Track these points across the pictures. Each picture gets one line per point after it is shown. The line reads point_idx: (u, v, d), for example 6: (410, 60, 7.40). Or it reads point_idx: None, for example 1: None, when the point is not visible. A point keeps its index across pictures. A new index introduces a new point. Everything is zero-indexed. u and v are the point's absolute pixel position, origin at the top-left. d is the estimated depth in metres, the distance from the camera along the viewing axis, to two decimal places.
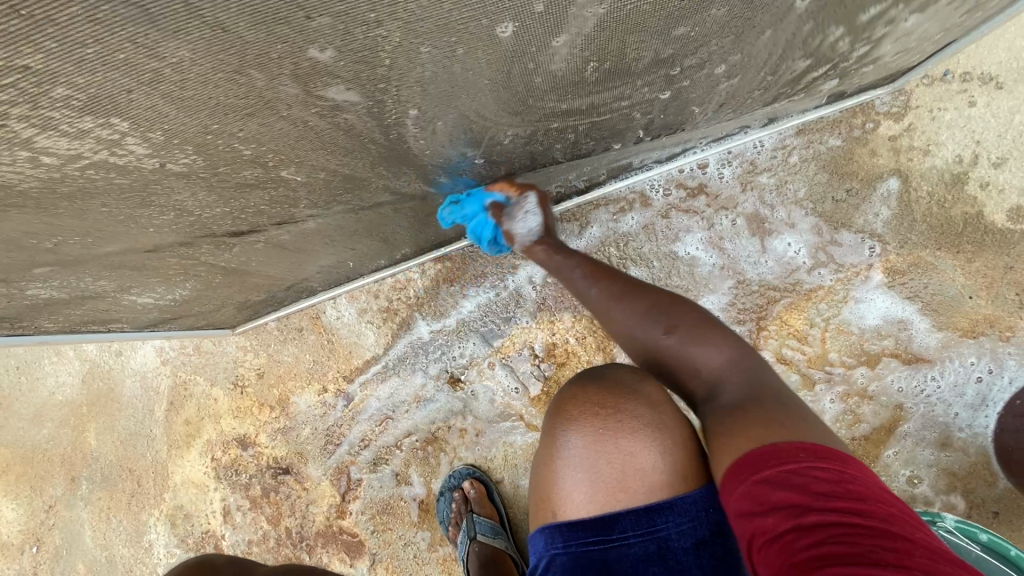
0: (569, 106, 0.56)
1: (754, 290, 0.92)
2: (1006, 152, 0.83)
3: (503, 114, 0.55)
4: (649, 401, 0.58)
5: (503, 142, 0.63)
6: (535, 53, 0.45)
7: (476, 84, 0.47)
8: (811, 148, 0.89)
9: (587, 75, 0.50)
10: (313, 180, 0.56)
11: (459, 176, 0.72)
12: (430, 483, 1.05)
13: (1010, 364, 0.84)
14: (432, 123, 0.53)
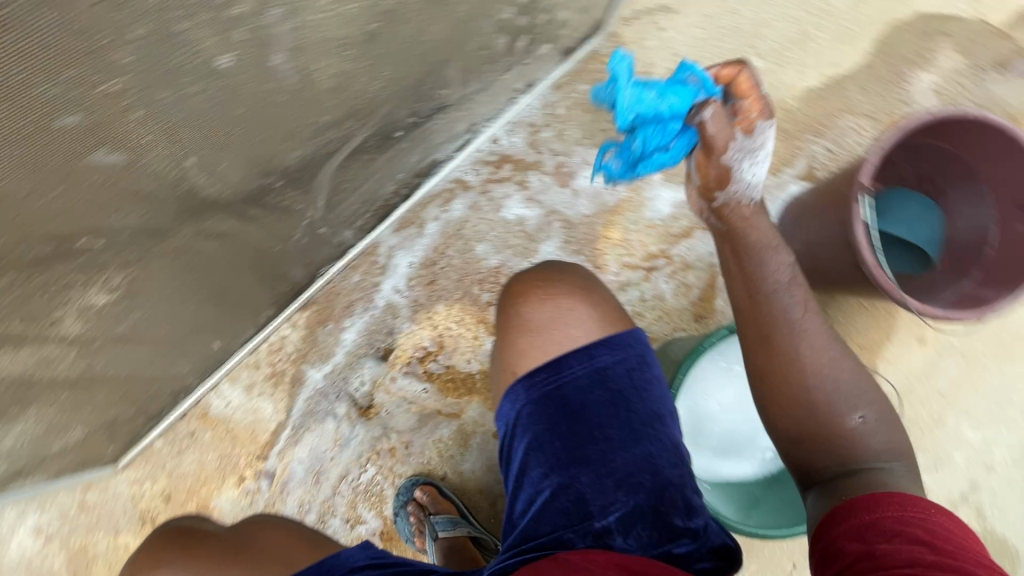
0: (332, 120, 0.65)
1: (576, 222, 1.08)
2: (698, 55, 1.09)
3: (279, 143, 0.63)
4: (578, 276, 0.78)
5: (294, 170, 0.70)
6: (262, 76, 0.53)
7: (232, 119, 0.54)
8: (569, 97, 1.07)
9: (322, 85, 0.59)
10: (131, 256, 0.61)
11: (276, 215, 0.79)
12: (383, 511, 1.07)
13: (765, 203, 1.10)
14: (215, 167, 0.58)
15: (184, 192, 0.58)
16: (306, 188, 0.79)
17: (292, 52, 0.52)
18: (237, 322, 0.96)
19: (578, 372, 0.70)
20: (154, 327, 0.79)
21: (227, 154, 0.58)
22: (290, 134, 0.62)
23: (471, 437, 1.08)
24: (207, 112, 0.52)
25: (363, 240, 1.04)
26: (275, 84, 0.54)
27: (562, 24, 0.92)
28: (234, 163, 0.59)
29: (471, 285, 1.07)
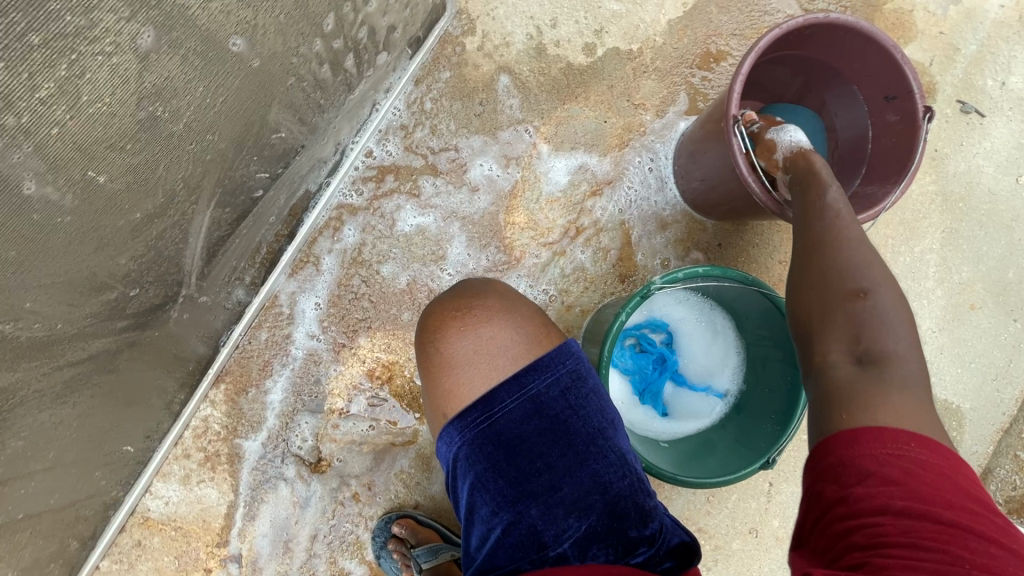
0: (145, 216, 0.63)
1: (477, 216, 1.04)
2: (553, 13, 1.05)
3: (90, 257, 0.60)
4: (495, 294, 0.73)
5: (134, 271, 0.68)
6: (22, 208, 0.49)
7: (6, 262, 0.51)
8: (433, 89, 1.01)
9: (112, 190, 0.56)
10: None
11: (133, 310, 0.72)
12: (365, 558, 1.04)
13: (658, 147, 1.08)
14: (18, 308, 0.56)
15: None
16: (156, 272, 0.72)
17: (43, 175, 0.49)
18: (145, 422, 0.89)
19: (508, 404, 0.68)
20: (36, 459, 0.72)
21: (25, 288, 0.55)
22: (93, 242, 0.59)
23: (432, 459, 1.05)
24: None
25: (257, 295, 0.96)
26: (44, 211, 0.51)
27: (397, 19, 0.86)
28: (41, 291, 0.57)
29: (388, 308, 1.02)
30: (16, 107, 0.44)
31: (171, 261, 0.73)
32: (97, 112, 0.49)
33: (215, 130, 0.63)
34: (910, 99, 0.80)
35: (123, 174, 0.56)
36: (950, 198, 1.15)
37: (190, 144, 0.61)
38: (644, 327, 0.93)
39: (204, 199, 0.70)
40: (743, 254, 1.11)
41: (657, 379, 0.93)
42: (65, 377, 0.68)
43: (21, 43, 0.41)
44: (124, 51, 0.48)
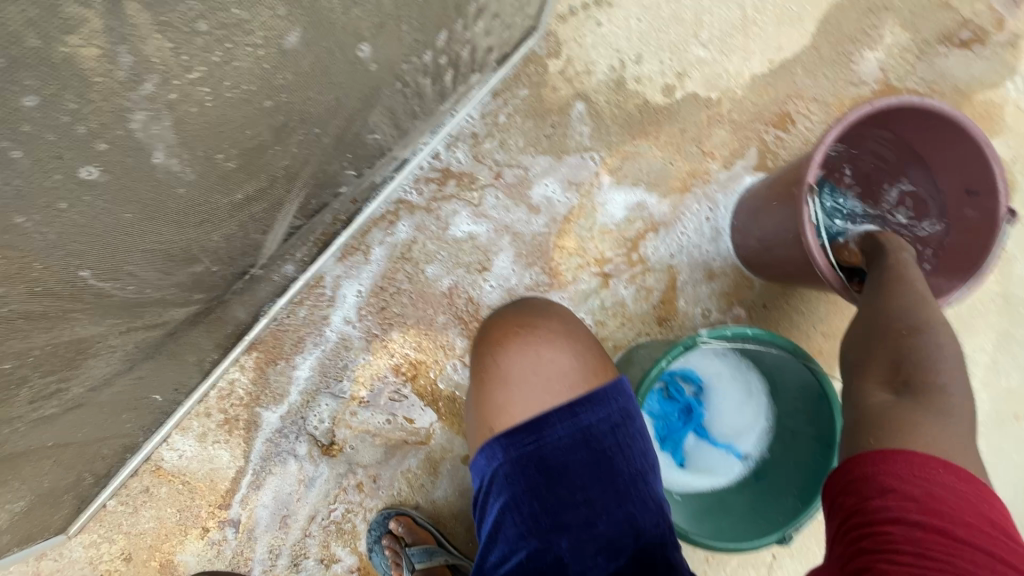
0: (246, 198, 0.65)
1: (528, 233, 1.04)
2: (639, 49, 1.05)
3: (190, 230, 0.63)
4: (559, 319, 0.75)
5: (220, 246, 0.71)
6: (148, 174, 0.52)
7: (122, 222, 0.54)
8: (509, 104, 1.03)
9: (225, 168, 0.59)
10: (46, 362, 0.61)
11: (209, 282, 0.75)
12: (357, 548, 1.04)
13: (719, 197, 1.08)
14: (120, 269, 0.59)
15: (94, 298, 0.58)
16: (235, 252, 0.75)
17: (173, 148, 0.51)
18: (178, 377, 0.91)
19: (558, 431, 0.68)
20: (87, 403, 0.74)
21: (132, 249, 0.58)
22: (198, 216, 0.62)
23: (440, 463, 1.05)
24: (85, 218, 0.50)
25: (305, 273, 0.98)
26: (166, 178, 0.54)
27: (495, 39, 0.88)
28: (142, 255, 0.60)
29: (425, 308, 1.03)
30: (170, 84, 0.46)
31: (252, 243, 0.77)
32: (232, 96, 0.51)
33: (319, 129, 0.66)
34: (994, 198, 0.78)
35: (236, 153, 0.58)
36: (1011, 301, 1.11)
37: (293, 137, 0.63)
38: (677, 374, 0.91)
39: (289, 191, 0.73)
40: (785, 319, 1.09)
41: (681, 429, 0.92)
42: (138, 337, 0.71)
43: (189, 27, 0.43)
44: (270, 45, 0.50)
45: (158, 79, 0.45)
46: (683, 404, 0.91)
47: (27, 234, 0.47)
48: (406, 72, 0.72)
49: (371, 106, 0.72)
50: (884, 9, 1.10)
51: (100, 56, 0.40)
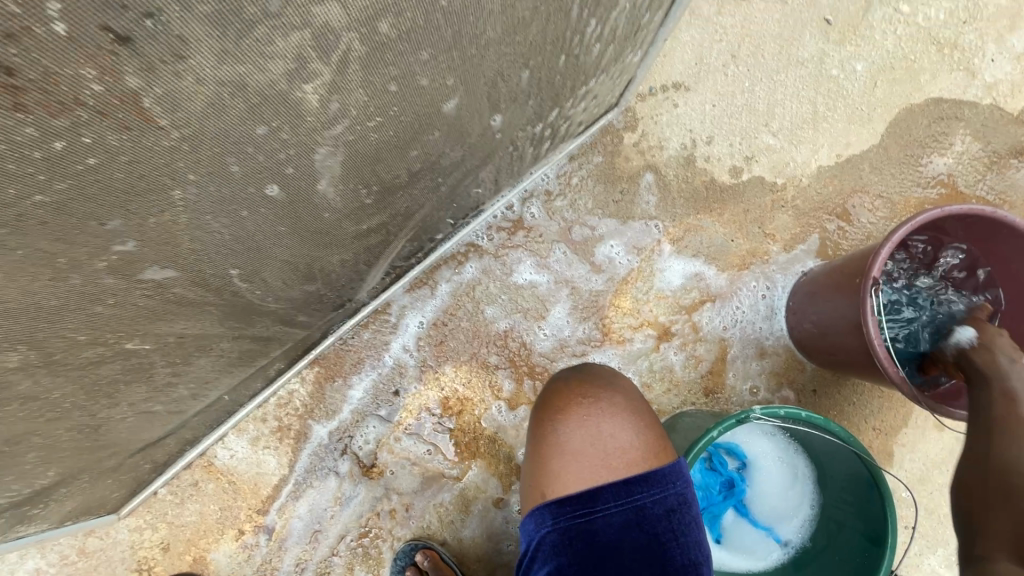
0: (367, 227, 0.75)
1: (586, 289, 1.09)
2: (711, 132, 1.12)
3: (318, 250, 0.72)
4: (622, 392, 0.78)
5: (332, 270, 0.80)
6: (311, 198, 0.61)
7: (274, 234, 0.62)
8: (584, 168, 1.10)
9: (363, 199, 0.68)
10: (173, 354, 0.69)
11: (311, 304, 0.85)
12: (379, 574, 1.05)
13: (777, 278, 1.10)
14: (257, 273, 0.66)
15: (228, 296, 0.66)
16: (339, 279, 0.85)
17: (337, 179, 0.61)
18: (247, 382, 0.97)
19: (611, 508, 0.70)
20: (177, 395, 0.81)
21: (272, 260, 0.66)
22: (328, 237, 0.70)
23: (472, 502, 1.06)
24: (252, 228, 0.58)
25: (375, 299, 1.05)
26: (321, 204, 0.63)
27: (582, 112, 0.96)
28: (277, 266, 0.68)
29: (480, 347, 1.08)
30: (354, 128, 0.55)
31: (358, 272, 0.87)
32: (388, 135, 0.60)
33: (428, 176, 0.75)
34: None
35: (374, 187, 0.67)
36: None
37: (410, 180, 0.73)
38: (722, 446, 0.90)
39: (397, 229, 0.83)
40: (834, 408, 1.08)
41: (722, 504, 0.89)
42: (244, 339, 0.79)
43: (383, 88, 0.52)
44: (427, 101, 0.59)
45: (347, 123, 0.53)
46: (725, 479, 0.89)
47: (206, 228, 0.54)
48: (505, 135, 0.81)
49: (468, 160, 0.81)
50: (955, 119, 1.14)
51: (320, 105, 0.49)
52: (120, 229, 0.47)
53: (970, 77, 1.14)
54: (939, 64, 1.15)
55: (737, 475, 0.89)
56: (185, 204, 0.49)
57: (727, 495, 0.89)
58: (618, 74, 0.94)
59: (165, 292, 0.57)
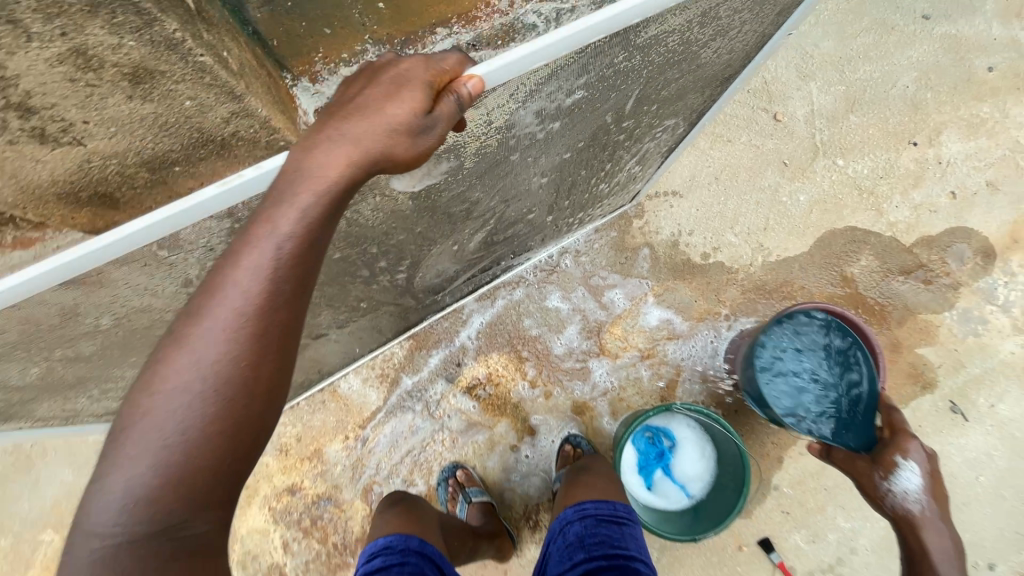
0: (476, 256, 1.33)
1: (593, 317, 1.64)
2: (692, 226, 1.67)
3: (451, 266, 1.30)
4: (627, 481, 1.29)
5: (447, 278, 1.38)
6: (462, 245, 1.20)
7: (440, 261, 1.22)
8: (603, 238, 1.67)
9: (482, 246, 1.27)
10: (363, 312, 1.28)
11: (427, 294, 1.42)
12: (429, 480, 1.60)
13: (722, 330, 1.63)
14: (422, 275, 1.24)
15: (404, 286, 1.25)
16: (446, 283, 1.42)
17: (477, 237, 1.20)
18: (372, 341, 1.55)
19: (608, 508, 1.11)
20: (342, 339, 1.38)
21: (433, 270, 1.26)
22: (457, 260, 1.28)
23: (496, 444, 1.61)
24: (435, 258, 1.18)
25: (455, 303, 1.62)
26: (464, 246, 1.22)
27: (605, 206, 1.53)
28: (432, 272, 1.27)
29: (517, 344, 1.64)
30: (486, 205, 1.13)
31: (455, 278, 1.43)
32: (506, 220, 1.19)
33: (508, 236, 1.31)
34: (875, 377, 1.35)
35: (487, 238, 1.26)
36: None
37: (500, 239, 1.30)
38: (662, 430, 1.44)
39: (484, 259, 1.40)
40: (748, 424, 1.59)
41: (653, 463, 1.43)
42: (394, 310, 1.38)
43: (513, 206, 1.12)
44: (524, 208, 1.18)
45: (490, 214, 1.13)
46: (660, 449, 1.43)
47: (421, 259, 1.14)
48: (556, 220, 1.38)
49: (534, 231, 1.37)
50: (863, 242, 1.65)
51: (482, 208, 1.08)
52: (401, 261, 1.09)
53: (878, 216, 1.66)
54: (858, 204, 1.67)
55: (669, 446, 1.43)
56: (424, 250, 1.10)
57: (659, 457, 1.43)
58: (629, 189, 1.51)
59: (391, 282, 1.18)
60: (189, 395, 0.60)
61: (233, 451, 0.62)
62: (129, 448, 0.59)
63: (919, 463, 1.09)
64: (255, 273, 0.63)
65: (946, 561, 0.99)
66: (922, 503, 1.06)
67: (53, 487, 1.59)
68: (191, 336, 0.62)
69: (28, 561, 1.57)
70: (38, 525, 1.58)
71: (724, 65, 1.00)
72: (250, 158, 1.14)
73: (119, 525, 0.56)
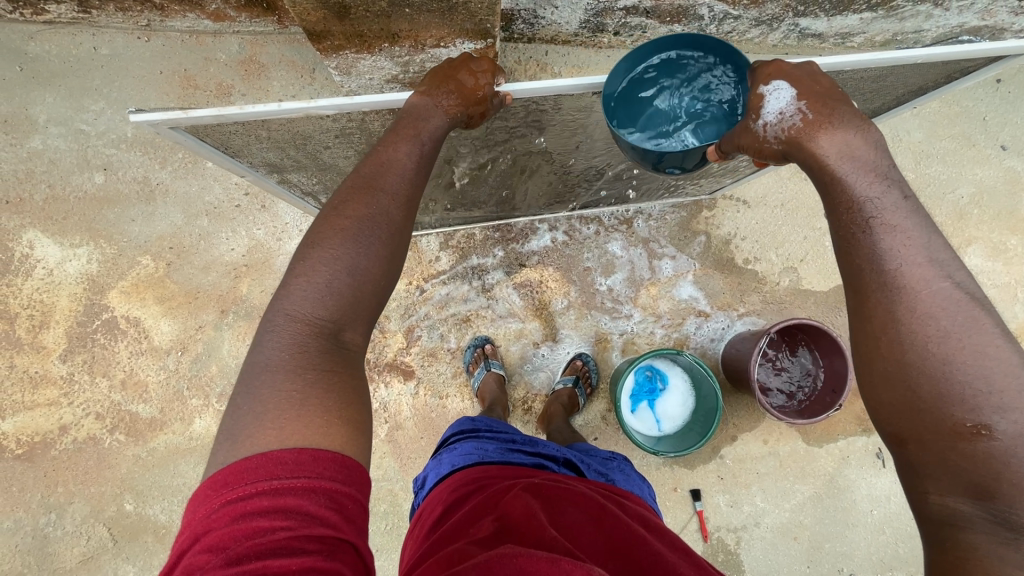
0: (583, 181, 1.61)
1: (639, 272, 1.94)
2: (747, 234, 1.95)
3: (562, 179, 1.59)
4: None
5: (550, 189, 1.66)
6: (583, 164, 1.50)
7: (561, 168, 1.52)
8: (674, 213, 1.94)
9: (594, 173, 1.56)
10: (482, 185, 1.57)
11: (528, 198, 1.70)
12: (460, 343, 1.92)
13: (733, 324, 1.94)
14: (541, 175, 1.54)
15: (524, 177, 1.55)
16: (545, 195, 1.70)
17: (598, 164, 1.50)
18: (464, 216, 1.83)
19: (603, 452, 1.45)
20: (450, 201, 1.66)
21: (550, 175, 1.56)
22: (570, 177, 1.56)
23: (522, 337, 1.93)
24: (561, 163, 1.49)
25: (536, 216, 1.90)
26: (583, 168, 1.51)
27: (692, 188, 1.81)
28: (548, 177, 1.57)
29: (572, 267, 1.93)
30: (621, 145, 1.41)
31: (554, 195, 1.71)
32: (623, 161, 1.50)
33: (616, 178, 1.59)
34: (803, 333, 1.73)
35: (602, 171, 1.54)
36: (832, 481, 1.94)
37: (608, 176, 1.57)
38: (660, 372, 1.77)
39: (584, 189, 1.68)
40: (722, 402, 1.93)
41: (642, 394, 1.76)
42: (501, 195, 1.67)
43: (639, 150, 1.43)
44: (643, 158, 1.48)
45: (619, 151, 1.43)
46: (655, 385, 1.77)
47: (554, 159, 1.45)
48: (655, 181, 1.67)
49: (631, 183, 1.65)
50: None
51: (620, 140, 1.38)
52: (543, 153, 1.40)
53: None
54: None
55: (660, 385, 1.77)
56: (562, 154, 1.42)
57: (653, 391, 1.77)
58: (717, 183, 1.79)
59: (521, 165, 1.48)
60: (359, 232, 0.96)
61: (376, 289, 0.98)
62: (322, 263, 0.93)
63: (790, 81, 0.92)
64: (399, 175, 1.03)
65: (845, 160, 0.88)
66: (807, 114, 0.90)
67: (164, 224, 1.88)
68: (358, 206, 0.98)
69: (123, 273, 1.87)
70: (142, 249, 1.88)
71: (864, 105, 1.23)
72: (459, 25, 1.43)
73: (315, 317, 0.91)
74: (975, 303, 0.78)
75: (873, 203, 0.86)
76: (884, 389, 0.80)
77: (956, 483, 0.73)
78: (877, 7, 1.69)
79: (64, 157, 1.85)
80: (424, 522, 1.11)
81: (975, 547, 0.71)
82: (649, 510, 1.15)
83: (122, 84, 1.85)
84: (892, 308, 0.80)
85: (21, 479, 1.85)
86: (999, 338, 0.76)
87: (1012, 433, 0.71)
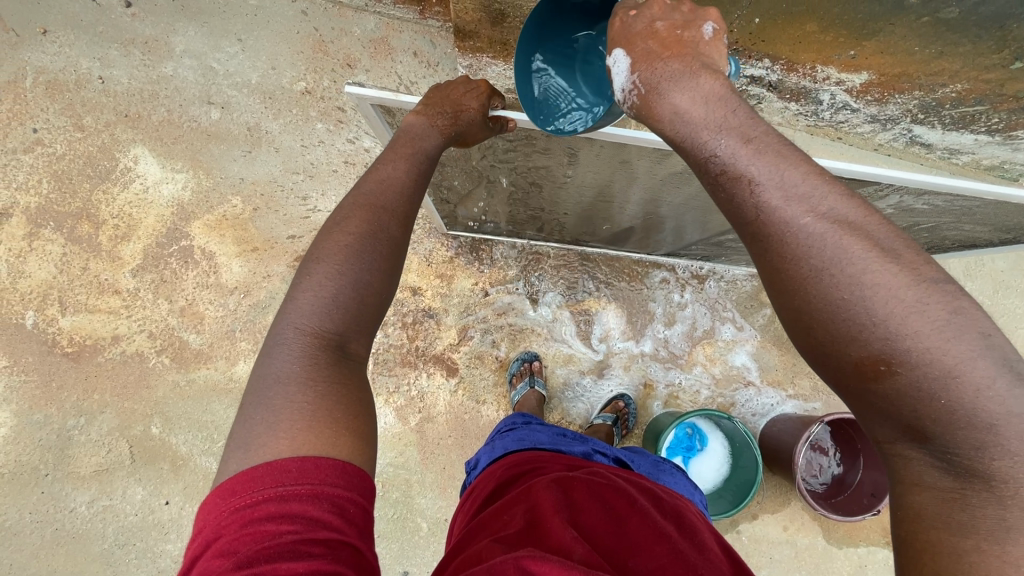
0: (677, 231, 1.64)
1: (699, 330, 1.95)
2: None
3: (658, 225, 1.61)
4: None
5: (642, 231, 1.69)
6: (687, 221, 1.54)
7: (665, 218, 1.55)
8: (747, 281, 1.96)
9: (692, 228, 1.59)
10: (582, 212, 1.61)
11: (616, 232, 1.74)
12: (509, 354, 1.94)
13: (782, 403, 1.92)
14: (641, 217, 1.57)
15: (622, 215, 1.58)
16: (635, 235, 1.73)
17: (700, 223, 1.53)
18: (546, 235, 1.86)
19: None
20: (542, 218, 1.69)
21: (653, 221, 1.59)
22: (667, 224, 1.59)
23: (570, 362, 1.94)
24: (667, 214, 1.51)
25: (623, 250, 1.93)
26: (682, 220, 1.54)
27: None
28: (647, 221, 1.60)
29: (637, 309, 1.95)
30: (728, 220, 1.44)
31: (643, 237, 1.74)
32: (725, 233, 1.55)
33: (710, 236, 1.62)
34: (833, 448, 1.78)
35: (700, 228, 1.57)
36: None
37: (707, 235, 1.61)
38: (702, 431, 1.78)
39: (676, 240, 1.72)
40: None
41: (679, 449, 1.76)
42: (594, 224, 1.70)
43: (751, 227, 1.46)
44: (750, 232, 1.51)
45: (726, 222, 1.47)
46: (697, 442, 1.77)
47: (658, 208, 1.48)
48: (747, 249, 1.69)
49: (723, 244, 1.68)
50: None
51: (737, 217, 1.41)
52: (652, 202, 1.44)
53: None
54: None
55: (701, 442, 1.78)
56: (670, 207, 1.46)
57: (694, 446, 1.77)
58: None
59: (626, 208, 1.52)
60: (355, 246, 0.93)
61: (378, 302, 0.95)
62: (322, 272, 0.90)
63: (624, 49, 0.84)
64: (398, 191, 1.02)
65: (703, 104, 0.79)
66: (641, 87, 0.83)
67: (261, 171, 1.95)
68: (360, 224, 0.95)
69: (211, 207, 1.94)
70: (233, 189, 1.94)
71: (994, 234, 1.24)
72: None
73: (321, 327, 0.86)
74: (845, 229, 0.69)
75: (717, 154, 0.76)
76: (791, 332, 0.73)
77: (891, 426, 0.66)
78: (995, 132, 1.72)
79: (188, 87, 1.94)
80: (474, 496, 1.13)
81: (922, 509, 0.65)
82: (696, 512, 1.11)
83: (259, 34, 1.95)
84: (765, 257, 0.72)
85: (62, 377, 1.88)
86: (881, 261, 0.66)
87: (913, 362, 0.63)
